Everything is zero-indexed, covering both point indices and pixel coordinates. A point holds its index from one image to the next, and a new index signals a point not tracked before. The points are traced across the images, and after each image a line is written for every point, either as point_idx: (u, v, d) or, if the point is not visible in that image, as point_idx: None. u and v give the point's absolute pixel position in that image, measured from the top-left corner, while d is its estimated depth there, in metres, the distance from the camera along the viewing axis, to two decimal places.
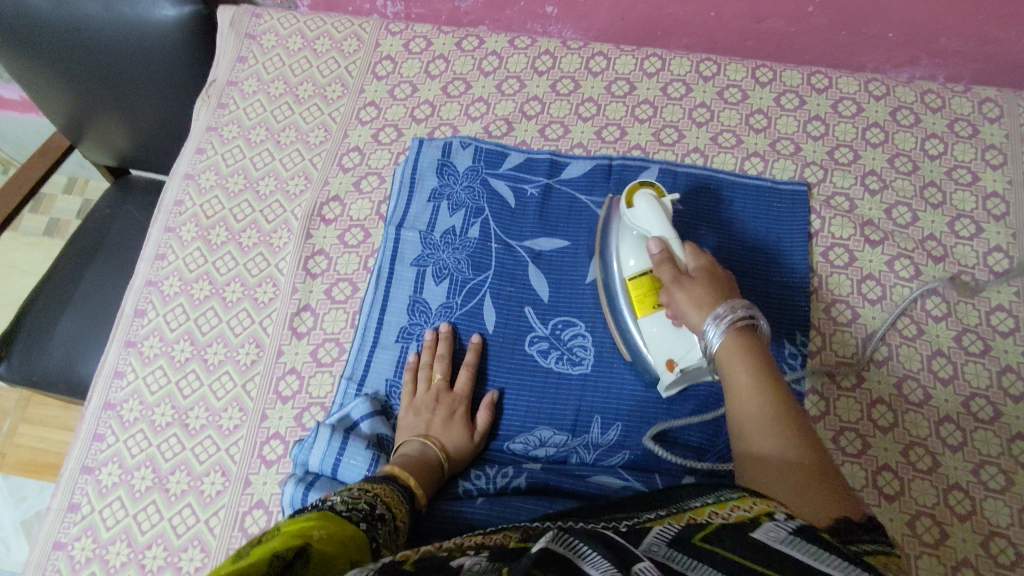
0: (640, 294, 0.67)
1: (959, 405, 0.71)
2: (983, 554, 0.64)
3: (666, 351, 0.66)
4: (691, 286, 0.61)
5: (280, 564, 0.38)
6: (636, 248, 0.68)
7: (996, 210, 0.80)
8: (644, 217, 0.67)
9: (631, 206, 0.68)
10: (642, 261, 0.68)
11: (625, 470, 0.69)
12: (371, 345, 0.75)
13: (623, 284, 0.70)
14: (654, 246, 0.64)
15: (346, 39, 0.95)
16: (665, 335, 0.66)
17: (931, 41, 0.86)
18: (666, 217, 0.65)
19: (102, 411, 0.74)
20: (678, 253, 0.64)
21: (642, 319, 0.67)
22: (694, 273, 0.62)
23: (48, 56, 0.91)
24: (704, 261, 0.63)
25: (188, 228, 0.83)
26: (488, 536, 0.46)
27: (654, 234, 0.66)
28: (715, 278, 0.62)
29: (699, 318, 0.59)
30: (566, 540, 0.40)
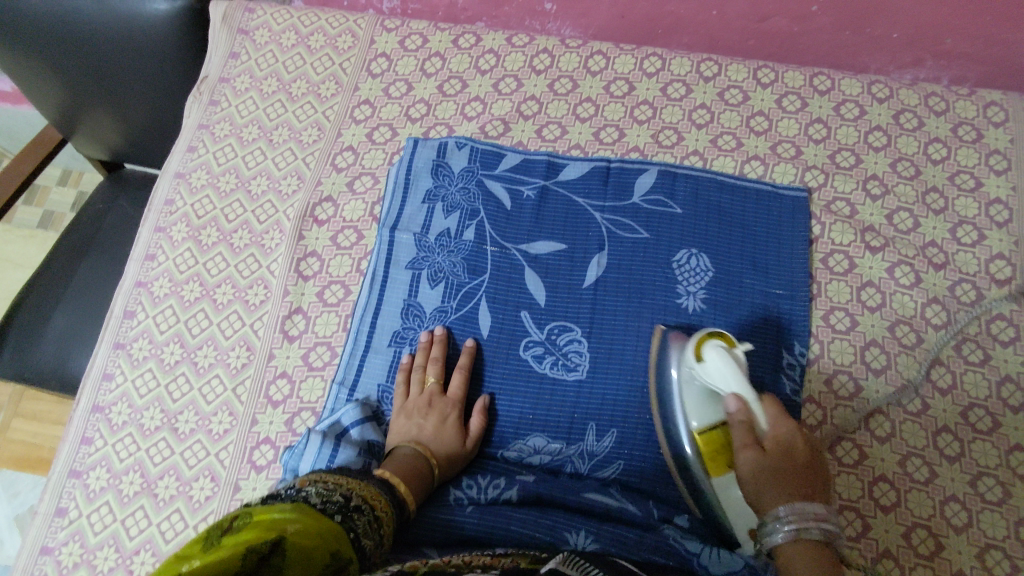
0: (709, 452, 0.60)
1: (958, 416, 0.70)
2: (978, 567, 0.64)
3: (744, 518, 0.59)
4: (766, 463, 0.54)
5: (253, 560, 0.39)
6: (702, 397, 0.62)
7: (998, 216, 0.79)
8: (719, 374, 0.60)
9: (700, 360, 0.62)
10: (714, 411, 0.61)
11: (618, 480, 0.68)
12: (364, 349, 0.74)
13: (687, 432, 0.62)
14: (732, 403, 0.58)
15: (340, 35, 0.94)
16: (737, 505, 0.59)
17: (936, 43, 0.85)
18: (737, 369, 0.59)
19: (91, 413, 0.73)
20: (761, 421, 0.57)
21: (717, 481, 0.60)
22: (767, 444, 0.55)
23: (39, 49, 0.90)
24: (791, 428, 0.56)
25: (178, 228, 0.82)
26: (497, 558, 0.47)
27: (728, 391, 0.59)
28: (793, 458, 0.54)
29: (770, 504, 0.52)
30: (578, 564, 0.44)
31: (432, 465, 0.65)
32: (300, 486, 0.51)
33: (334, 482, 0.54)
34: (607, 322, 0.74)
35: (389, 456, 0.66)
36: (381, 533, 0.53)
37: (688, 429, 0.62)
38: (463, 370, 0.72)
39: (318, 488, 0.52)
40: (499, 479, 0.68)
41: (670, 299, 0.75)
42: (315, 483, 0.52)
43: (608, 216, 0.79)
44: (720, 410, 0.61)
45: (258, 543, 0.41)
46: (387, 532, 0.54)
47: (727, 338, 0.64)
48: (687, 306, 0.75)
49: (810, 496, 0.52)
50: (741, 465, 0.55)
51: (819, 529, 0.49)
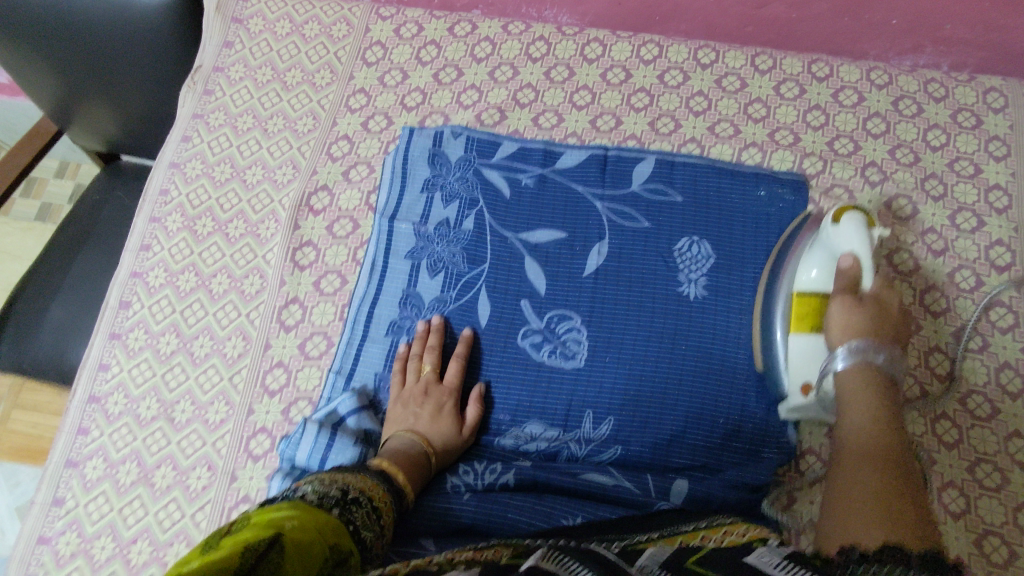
0: (800, 310, 0.66)
1: (956, 403, 0.70)
2: (976, 553, 0.64)
3: (801, 372, 0.65)
4: (861, 309, 0.62)
5: (253, 555, 0.39)
6: (821, 261, 0.66)
7: (998, 203, 0.79)
8: (846, 235, 0.65)
9: (835, 222, 0.66)
10: (826, 277, 0.66)
11: (615, 466, 0.68)
12: (361, 338, 0.74)
13: (785, 298, 0.69)
14: (845, 259, 0.64)
15: (335, 24, 0.93)
16: (809, 360, 0.65)
17: (935, 28, 0.84)
18: (869, 244, 0.64)
19: (87, 404, 0.73)
20: (864, 284, 0.64)
21: (793, 336, 0.66)
22: (867, 299, 0.63)
23: (33, 39, 0.89)
24: (884, 291, 0.64)
25: (173, 218, 0.82)
26: (478, 552, 0.45)
27: (847, 250, 0.65)
28: (883, 311, 0.63)
29: (842, 338, 0.62)
30: (557, 558, 0.42)
31: (428, 454, 0.65)
32: (295, 487, 0.51)
33: (328, 479, 0.54)
34: (605, 310, 0.74)
35: (385, 445, 0.65)
36: (380, 522, 0.53)
37: (790, 292, 0.68)
38: (459, 357, 0.72)
39: (312, 486, 0.51)
40: (497, 465, 0.68)
41: (670, 287, 0.75)
42: (309, 481, 0.52)
43: (608, 204, 0.79)
44: (829, 273, 0.66)
45: (255, 541, 0.40)
46: (387, 521, 0.54)
47: (869, 219, 0.66)
48: (687, 294, 0.74)
49: (893, 343, 0.62)
50: (829, 331, 0.63)
51: (884, 373, 0.59)
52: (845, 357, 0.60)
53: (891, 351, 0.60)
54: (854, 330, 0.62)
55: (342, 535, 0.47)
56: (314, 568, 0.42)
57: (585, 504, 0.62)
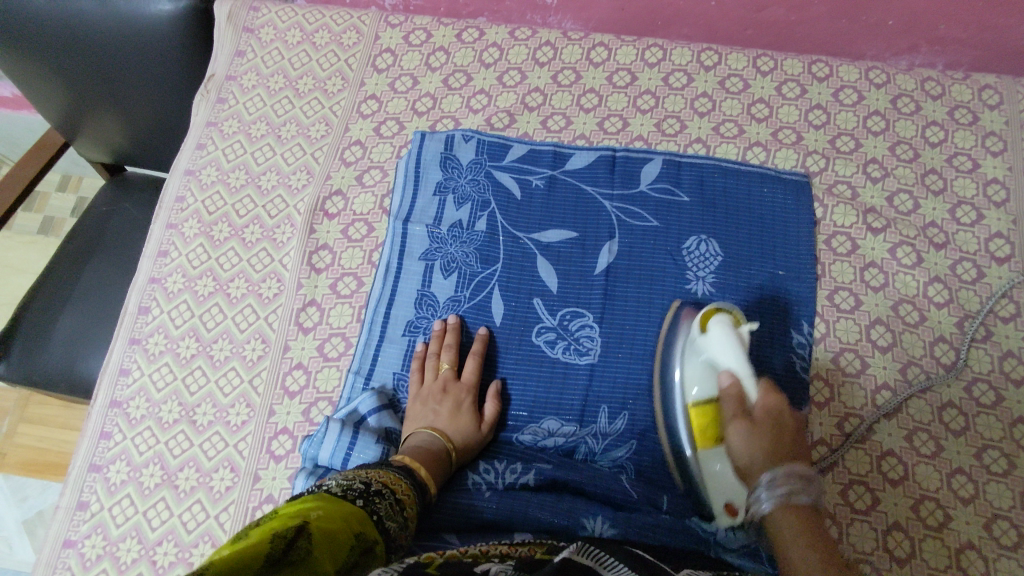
0: (702, 423, 0.64)
1: (962, 391, 0.72)
2: (986, 537, 0.65)
3: (724, 493, 0.61)
4: (755, 437, 0.58)
5: (284, 542, 0.40)
6: (702, 374, 0.65)
7: (996, 196, 0.81)
8: (717, 344, 0.63)
9: (704, 332, 0.66)
10: (707, 389, 0.64)
11: (632, 460, 0.70)
12: (378, 339, 0.75)
13: (683, 413, 0.66)
14: (725, 377, 0.62)
15: (345, 32, 0.95)
16: (726, 478, 0.61)
17: (930, 29, 0.86)
18: (738, 343, 0.63)
19: (109, 409, 0.74)
20: (750, 397, 0.61)
21: (704, 454, 0.64)
22: (756, 415, 0.59)
23: (45, 51, 0.90)
24: (777, 402, 0.60)
25: (190, 224, 0.83)
26: (513, 548, 0.49)
27: (726, 366, 0.63)
28: (780, 426, 0.58)
29: (753, 471, 0.56)
30: (592, 552, 0.46)
31: (449, 449, 0.66)
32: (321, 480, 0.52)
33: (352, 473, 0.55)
34: (617, 307, 0.76)
35: (406, 442, 0.67)
36: (403, 514, 0.54)
37: (685, 405, 0.66)
38: (476, 353, 0.73)
39: (337, 479, 0.53)
40: (519, 462, 0.69)
41: (680, 283, 0.76)
42: (333, 475, 0.53)
43: (617, 204, 0.81)
44: (711, 385, 0.64)
45: (283, 529, 0.41)
46: (410, 513, 0.55)
47: (733, 316, 0.67)
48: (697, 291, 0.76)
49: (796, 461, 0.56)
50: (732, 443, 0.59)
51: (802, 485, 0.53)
52: (767, 480, 0.54)
53: (801, 468, 0.54)
54: (757, 445, 0.57)
55: (366, 525, 0.48)
56: (342, 555, 0.43)
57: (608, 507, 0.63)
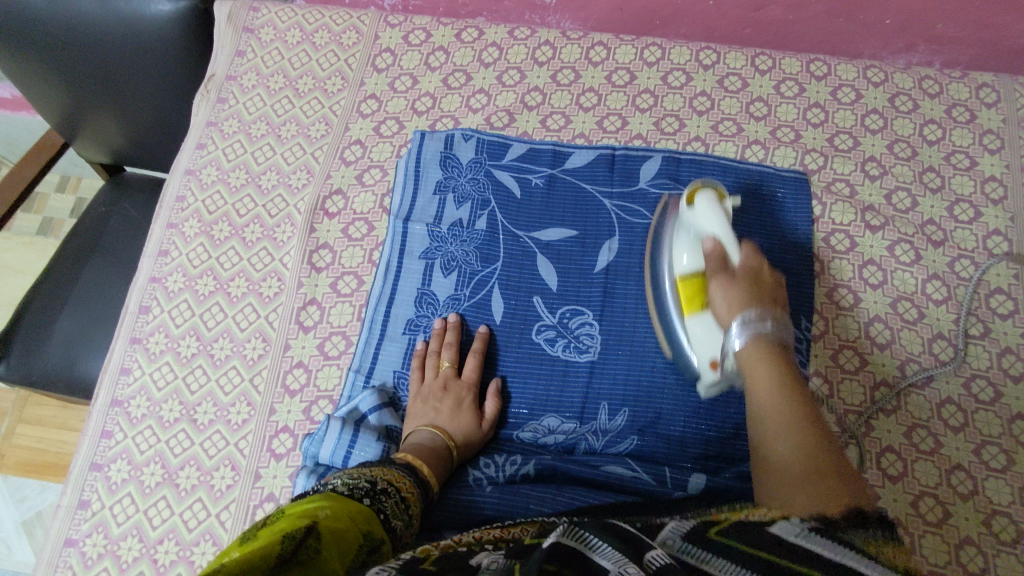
0: (688, 294, 0.67)
1: (960, 387, 0.72)
2: (985, 532, 0.66)
3: (707, 351, 0.64)
4: (731, 285, 0.61)
5: (292, 543, 0.40)
6: (689, 245, 0.68)
7: (994, 194, 0.81)
8: (704, 216, 0.66)
9: (691, 205, 0.68)
10: (696, 260, 0.67)
11: (632, 456, 0.70)
12: (379, 337, 0.75)
13: (671, 283, 0.69)
14: (709, 243, 0.65)
15: (345, 31, 0.95)
16: (709, 337, 0.64)
17: (927, 28, 0.87)
18: (725, 218, 0.65)
19: (110, 407, 0.74)
20: (730, 263, 0.64)
21: (688, 318, 0.66)
22: (737, 270, 0.63)
23: (43, 53, 0.89)
24: (755, 275, 0.62)
25: (190, 224, 0.83)
26: (506, 531, 0.50)
27: (710, 233, 0.66)
28: (759, 278, 0.62)
29: (729, 317, 0.60)
30: (578, 534, 0.41)
31: (450, 447, 0.66)
32: (325, 480, 0.53)
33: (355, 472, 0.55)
34: (617, 304, 0.76)
35: (407, 440, 0.67)
36: (408, 513, 0.55)
37: (673, 279, 0.69)
38: (477, 349, 0.74)
39: (340, 479, 0.53)
40: (518, 455, 0.69)
41: None
42: (336, 476, 0.54)
43: (617, 202, 0.81)
44: (698, 259, 0.67)
45: (291, 529, 0.41)
46: (415, 512, 0.56)
47: (719, 191, 0.69)
48: None
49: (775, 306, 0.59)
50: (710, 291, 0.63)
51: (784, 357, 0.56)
52: (745, 367, 0.57)
53: (767, 312, 0.58)
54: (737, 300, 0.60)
55: (373, 523, 0.48)
56: (349, 555, 0.43)
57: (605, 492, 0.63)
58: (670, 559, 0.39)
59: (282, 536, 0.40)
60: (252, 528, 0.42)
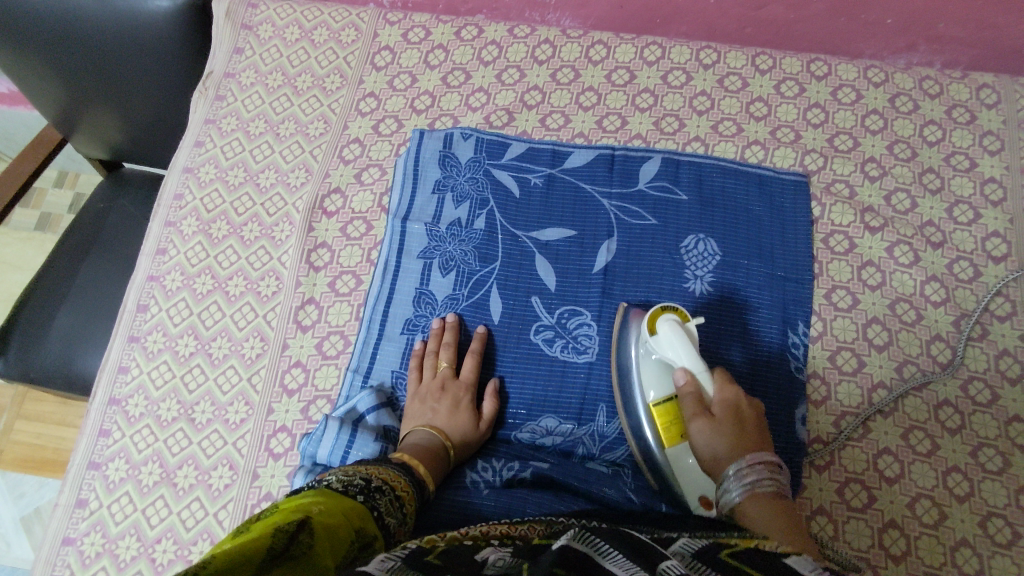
0: (664, 422, 0.66)
1: (958, 389, 0.72)
2: (981, 534, 0.66)
3: (695, 489, 0.64)
4: (715, 429, 0.62)
5: (285, 537, 0.40)
6: (658, 381, 0.68)
7: (993, 195, 0.81)
8: (668, 345, 0.66)
9: (654, 332, 0.68)
10: (666, 389, 0.68)
11: (630, 466, 0.70)
12: (377, 337, 0.75)
13: (646, 414, 0.68)
14: (681, 376, 0.66)
15: (344, 29, 0.95)
16: (695, 478, 0.64)
17: (928, 28, 0.86)
18: (689, 341, 0.65)
19: (108, 406, 0.74)
20: (708, 391, 0.65)
21: (671, 449, 0.65)
22: (716, 408, 0.64)
23: (38, 46, 0.88)
24: (733, 392, 0.64)
25: (188, 222, 0.83)
26: (513, 528, 0.51)
27: (681, 365, 0.66)
28: (740, 416, 0.63)
29: (720, 468, 0.61)
30: (589, 540, 0.42)
31: (447, 448, 0.66)
32: (321, 476, 0.53)
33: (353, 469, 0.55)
34: (615, 306, 0.76)
35: (404, 440, 0.67)
36: (402, 511, 0.55)
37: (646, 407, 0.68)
38: (474, 350, 0.74)
39: (335, 475, 0.53)
40: (516, 460, 0.69)
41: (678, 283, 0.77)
42: (332, 471, 0.54)
43: (616, 202, 0.81)
44: (668, 386, 0.68)
45: (285, 524, 0.41)
46: (409, 510, 0.56)
47: (682, 312, 0.68)
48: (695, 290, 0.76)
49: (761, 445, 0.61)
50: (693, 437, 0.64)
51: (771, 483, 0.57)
52: (733, 472, 0.58)
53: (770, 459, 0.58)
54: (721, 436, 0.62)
55: (366, 520, 0.49)
56: (342, 552, 0.43)
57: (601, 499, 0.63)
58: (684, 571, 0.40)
59: (275, 529, 0.40)
60: (247, 521, 0.42)
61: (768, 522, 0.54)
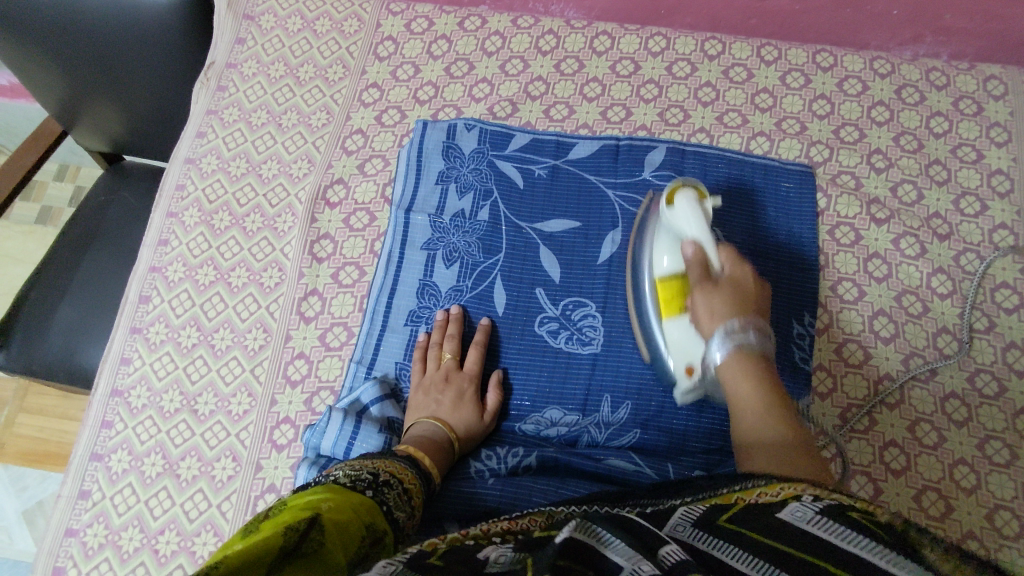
0: (667, 297, 0.65)
1: (964, 382, 0.72)
2: (988, 526, 0.65)
3: (685, 354, 0.63)
4: (717, 292, 0.61)
5: (296, 534, 0.39)
6: (671, 246, 0.66)
7: (1000, 187, 0.81)
8: (685, 220, 0.65)
9: (671, 205, 0.67)
10: (677, 262, 0.65)
11: (634, 450, 0.69)
12: (380, 328, 0.75)
13: (651, 286, 0.68)
14: (688, 248, 0.63)
15: (346, 19, 0.94)
16: (687, 342, 0.63)
17: (935, 18, 0.86)
18: (704, 217, 0.64)
19: (110, 397, 0.74)
20: (714, 264, 0.63)
21: (666, 322, 0.65)
22: (721, 280, 0.62)
23: (34, 38, 0.86)
24: (739, 270, 0.63)
25: (191, 213, 0.83)
26: (514, 522, 0.50)
27: (690, 237, 0.65)
28: (739, 289, 0.62)
29: (712, 327, 0.60)
30: (591, 530, 0.41)
31: (452, 439, 0.66)
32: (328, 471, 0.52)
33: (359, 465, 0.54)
34: (620, 298, 0.76)
35: (409, 432, 0.67)
36: (410, 504, 0.54)
37: (653, 279, 0.67)
38: (478, 339, 0.73)
39: (342, 471, 0.53)
40: (520, 447, 0.69)
41: None
42: (338, 468, 0.53)
43: (620, 192, 0.80)
44: (680, 256, 0.65)
45: (295, 521, 0.41)
46: (417, 502, 0.56)
47: (699, 194, 0.67)
48: None
49: (760, 321, 0.60)
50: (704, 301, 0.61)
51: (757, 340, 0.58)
52: (725, 332, 0.58)
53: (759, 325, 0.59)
54: (718, 302, 0.60)
55: (376, 517, 0.48)
56: (353, 548, 0.43)
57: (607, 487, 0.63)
58: (686, 556, 0.39)
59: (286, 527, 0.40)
60: (256, 521, 0.42)
61: (774, 445, 0.52)
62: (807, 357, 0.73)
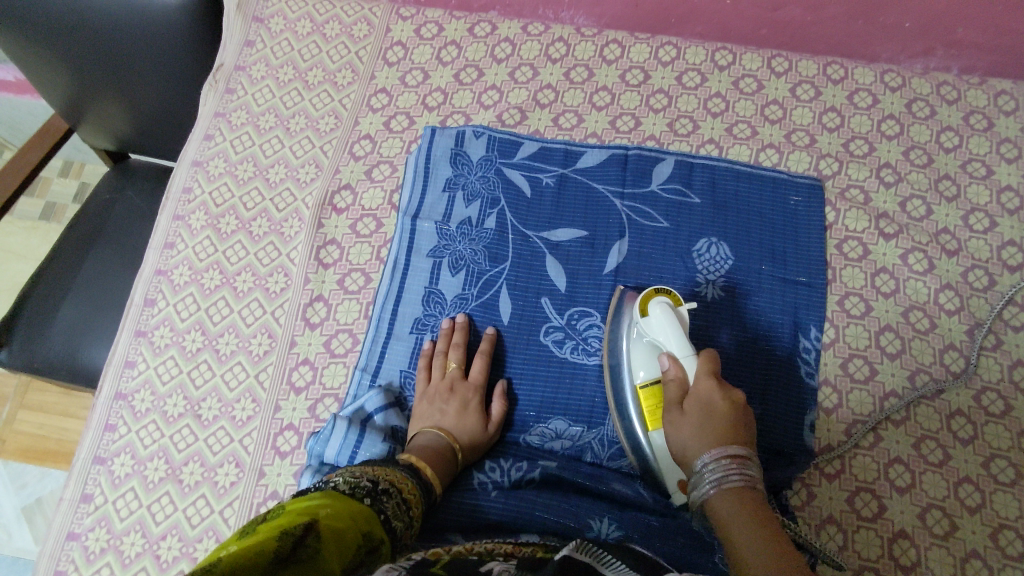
0: (652, 404, 0.64)
1: (971, 400, 0.71)
2: (992, 546, 0.65)
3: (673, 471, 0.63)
4: (686, 417, 0.58)
5: (292, 540, 0.39)
6: (648, 360, 0.65)
7: (1010, 203, 0.80)
8: (659, 328, 0.63)
9: (644, 314, 0.66)
10: (653, 372, 0.65)
11: (639, 465, 0.69)
12: (385, 336, 0.74)
13: (631, 391, 0.67)
14: (665, 360, 0.62)
15: (356, 24, 0.94)
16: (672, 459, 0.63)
17: (947, 32, 0.85)
18: (680, 328, 0.62)
19: (114, 401, 0.74)
20: (691, 381, 0.61)
21: (653, 431, 0.64)
22: (688, 403, 0.59)
23: (39, 32, 0.86)
24: (712, 387, 0.59)
25: (197, 216, 0.82)
26: (517, 548, 0.51)
27: (667, 347, 0.63)
28: (712, 411, 0.57)
29: (691, 452, 0.57)
30: (592, 550, 0.43)
31: (455, 448, 0.66)
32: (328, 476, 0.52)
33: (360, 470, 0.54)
34: None
35: (412, 442, 0.66)
36: (409, 514, 0.54)
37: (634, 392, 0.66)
38: (485, 349, 0.73)
39: (343, 476, 0.52)
40: (525, 460, 0.69)
41: (691, 287, 0.76)
42: (339, 473, 0.53)
43: (628, 202, 0.80)
44: (657, 367, 0.65)
45: (293, 526, 0.40)
46: (416, 513, 0.56)
47: (671, 297, 0.66)
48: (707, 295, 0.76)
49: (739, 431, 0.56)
50: (676, 420, 0.59)
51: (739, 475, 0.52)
52: (702, 467, 0.54)
53: (735, 450, 0.54)
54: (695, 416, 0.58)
55: (372, 525, 0.48)
56: (349, 554, 0.43)
57: (611, 508, 0.63)
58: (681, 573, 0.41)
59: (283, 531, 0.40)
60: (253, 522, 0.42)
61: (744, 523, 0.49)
62: (813, 372, 0.73)
